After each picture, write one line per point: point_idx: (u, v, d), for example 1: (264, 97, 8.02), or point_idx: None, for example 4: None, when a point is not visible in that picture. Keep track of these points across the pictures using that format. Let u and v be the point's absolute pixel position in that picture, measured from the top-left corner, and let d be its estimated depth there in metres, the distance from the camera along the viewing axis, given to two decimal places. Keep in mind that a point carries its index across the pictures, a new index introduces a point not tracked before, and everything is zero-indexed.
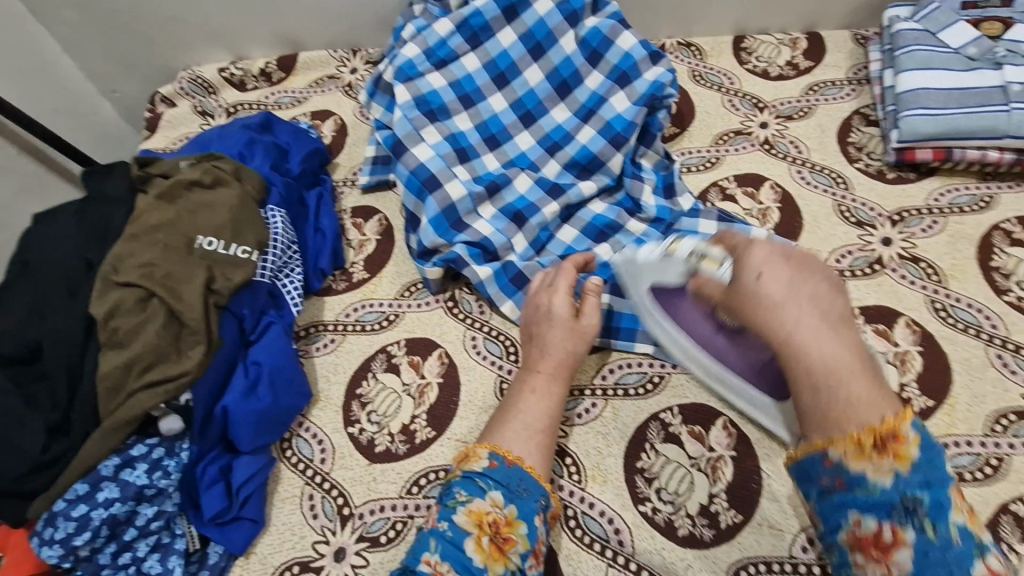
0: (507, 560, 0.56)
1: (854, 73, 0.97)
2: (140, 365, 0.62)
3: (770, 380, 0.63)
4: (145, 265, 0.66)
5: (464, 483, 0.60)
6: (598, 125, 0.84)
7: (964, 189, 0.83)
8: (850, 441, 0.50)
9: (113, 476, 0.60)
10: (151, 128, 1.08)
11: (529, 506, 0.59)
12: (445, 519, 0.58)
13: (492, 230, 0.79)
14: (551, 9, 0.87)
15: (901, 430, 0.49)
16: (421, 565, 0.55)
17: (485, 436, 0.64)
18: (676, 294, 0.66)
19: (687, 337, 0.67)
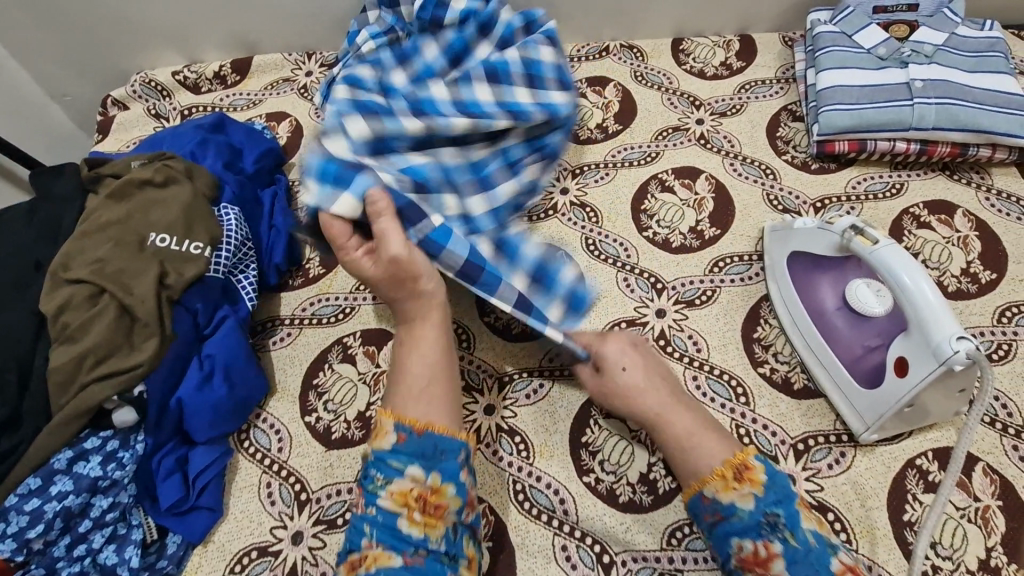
0: (446, 520, 0.56)
1: (782, 72, 1.05)
2: (93, 358, 0.63)
3: (871, 365, 0.69)
4: (95, 262, 0.67)
5: (378, 465, 0.58)
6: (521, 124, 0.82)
7: (878, 177, 0.90)
8: (717, 477, 0.57)
9: (67, 469, 0.61)
10: (102, 132, 1.07)
11: (450, 465, 0.58)
12: (374, 504, 0.56)
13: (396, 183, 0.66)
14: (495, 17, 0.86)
15: (748, 462, 0.57)
16: (359, 552, 0.55)
17: (386, 405, 0.61)
18: (813, 268, 0.75)
19: (804, 302, 0.75)
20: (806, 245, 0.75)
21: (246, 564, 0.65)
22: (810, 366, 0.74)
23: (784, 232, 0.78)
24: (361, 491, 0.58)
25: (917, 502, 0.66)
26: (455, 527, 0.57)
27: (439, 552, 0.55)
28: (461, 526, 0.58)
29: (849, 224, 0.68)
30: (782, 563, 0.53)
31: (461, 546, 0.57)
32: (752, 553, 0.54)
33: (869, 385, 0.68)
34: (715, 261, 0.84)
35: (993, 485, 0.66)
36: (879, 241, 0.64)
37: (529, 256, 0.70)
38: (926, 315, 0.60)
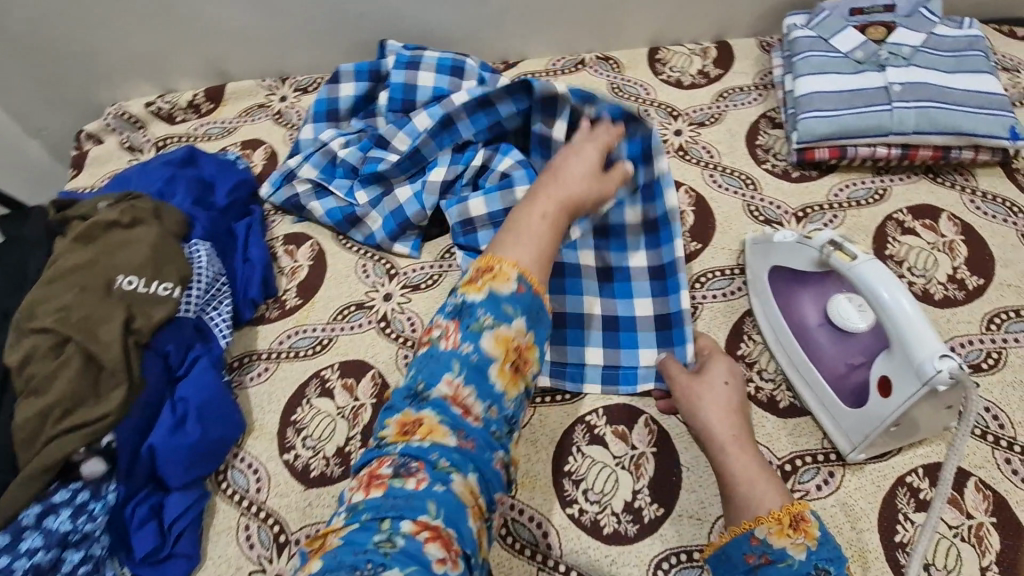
0: (522, 384, 0.59)
1: (760, 79, 1.03)
2: (58, 411, 0.62)
3: (857, 385, 0.67)
4: (60, 309, 0.66)
5: (489, 306, 0.58)
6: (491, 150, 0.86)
7: (860, 183, 0.89)
8: (773, 519, 0.57)
9: (35, 525, 0.59)
10: (77, 166, 1.06)
11: (545, 332, 0.61)
12: (469, 342, 0.57)
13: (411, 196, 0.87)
14: (434, 78, 0.93)
15: (805, 513, 0.57)
16: (443, 385, 0.56)
17: (499, 254, 0.62)
18: (793, 283, 0.73)
19: (786, 318, 0.73)
20: (785, 260, 0.73)
21: None
22: (796, 385, 0.72)
23: (764, 246, 0.76)
24: (455, 326, 0.59)
25: (908, 522, 0.64)
26: (525, 393, 0.60)
27: (505, 412, 0.57)
28: (527, 394, 0.60)
29: (829, 240, 0.66)
30: None
31: (521, 417, 0.59)
32: None
33: (856, 404, 0.66)
34: (698, 275, 0.83)
35: (986, 501, 0.64)
36: (857, 257, 0.62)
37: (641, 288, 0.80)
38: (908, 334, 0.58)
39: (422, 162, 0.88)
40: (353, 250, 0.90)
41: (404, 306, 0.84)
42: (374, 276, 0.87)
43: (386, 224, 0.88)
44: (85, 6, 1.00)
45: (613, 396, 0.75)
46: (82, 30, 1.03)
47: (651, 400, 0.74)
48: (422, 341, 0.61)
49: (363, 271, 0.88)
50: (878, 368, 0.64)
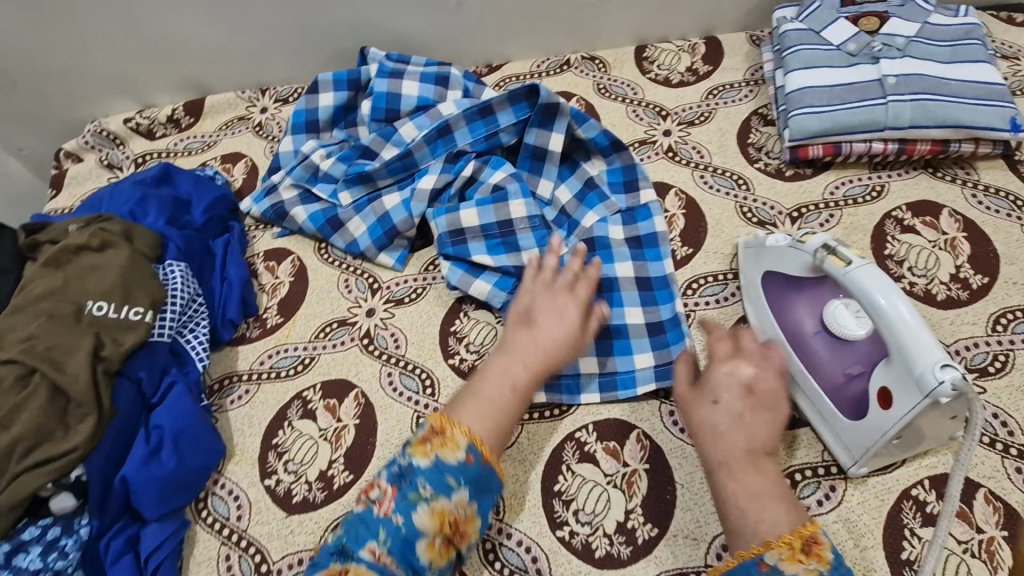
0: (452, 554, 0.60)
1: (751, 74, 1.00)
2: (24, 445, 0.58)
3: (856, 396, 0.63)
4: (27, 339, 0.64)
5: (431, 476, 0.59)
6: (484, 159, 0.85)
7: (856, 180, 0.86)
8: (783, 544, 0.52)
9: (5, 564, 0.58)
10: (57, 186, 1.04)
11: (487, 505, 0.62)
12: (403, 514, 0.58)
13: (397, 206, 0.84)
14: (420, 85, 0.91)
15: (818, 535, 0.53)
16: (365, 551, 0.56)
17: (456, 417, 0.63)
18: (788, 288, 0.70)
19: (782, 326, 0.70)
20: (780, 265, 0.70)
21: None
22: (795, 395, 0.69)
23: (757, 249, 0.74)
24: (393, 492, 0.59)
25: (915, 537, 0.61)
26: (456, 560, 0.60)
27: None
28: (455, 562, 0.61)
29: (822, 244, 0.63)
30: None
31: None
32: None
33: (855, 415, 0.63)
34: (690, 281, 0.81)
35: (997, 514, 0.61)
36: (852, 262, 0.60)
37: (632, 297, 0.79)
38: (907, 341, 0.55)
39: (412, 167, 0.86)
40: (335, 264, 0.87)
41: (387, 321, 0.82)
42: (357, 291, 0.85)
43: (371, 230, 0.85)
44: (57, 23, 0.98)
45: (603, 411, 0.72)
46: (57, 48, 1.01)
47: (642, 414, 0.71)
48: (361, 494, 0.61)
49: (346, 286, 0.86)
50: (876, 377, 0.61)
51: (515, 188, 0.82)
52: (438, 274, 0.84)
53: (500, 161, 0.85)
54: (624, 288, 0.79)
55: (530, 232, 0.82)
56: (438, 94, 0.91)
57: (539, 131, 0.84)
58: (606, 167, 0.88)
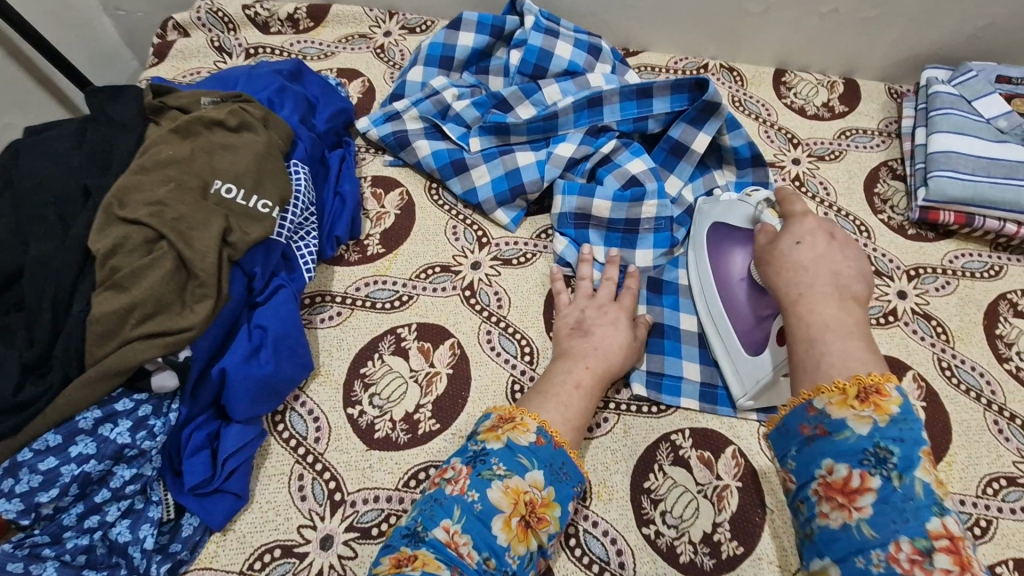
0: (531, 541, 0.56)
1: (885, 125, 0.99)
2: (139, 313, 0.56)
3: (761, 336, 0.68)
4: (153, 203, 0.60)
5: (504, 456, 0.58)
6: (624, 143, 0.83)
7: (976, 255, 0.86)
8: (834, 388, 0.48)
9: (91, 430, 0.54)
10: (159, 56, 0.99)
11: (567, 492, 0.59)
12: (477, 490, 0.56)
13: (527, 166, 0.82)
14: (572, 51, 0.88)
15: (884, 387, 0.47)
16: (439, 529, 0.53)
17: (526, 407, 0.63)
18: (725, 235, 0.74)
19: (714, 268, 0.73)
20: (724, 216, 0.75)
21: (267, 563, 0.59)
22: (708, 332, 0.73)
23: (710, 204, 0.78)
24: (467, 471, 0.57)
25: None
26: (536, 552, 0.56)
27: (506, 568, 0.54)
28: (537, 556, 0.57)
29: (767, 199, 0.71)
30: (872, 499, 0.44)
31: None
32: (841, 480, 0.46)
33: (754, 351, 0.68)
34: None
35: None
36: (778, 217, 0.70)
37: None
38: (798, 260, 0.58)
39: (551, 131, 0.83)
40: (444, 208, 0.84)
41: (492, 278, 0.79)
42: (464, 241, 0.81)
43: (496, 183, 0.82)
44: None
45: (702, 419, 0.71)
46: None
47: (741, 433, 0.70)
48: (432, 480, 0.59)
49: (453, 233, 0.82)
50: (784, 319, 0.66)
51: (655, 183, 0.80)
52: (550, 244, 0.82)
53: (640, 149, 0.83)
54: None
55: (653, 232, 0.80)
56: (586, 63, 0.88)
57: (687, 127, 0.82)
58: (736, 178, 0.85)
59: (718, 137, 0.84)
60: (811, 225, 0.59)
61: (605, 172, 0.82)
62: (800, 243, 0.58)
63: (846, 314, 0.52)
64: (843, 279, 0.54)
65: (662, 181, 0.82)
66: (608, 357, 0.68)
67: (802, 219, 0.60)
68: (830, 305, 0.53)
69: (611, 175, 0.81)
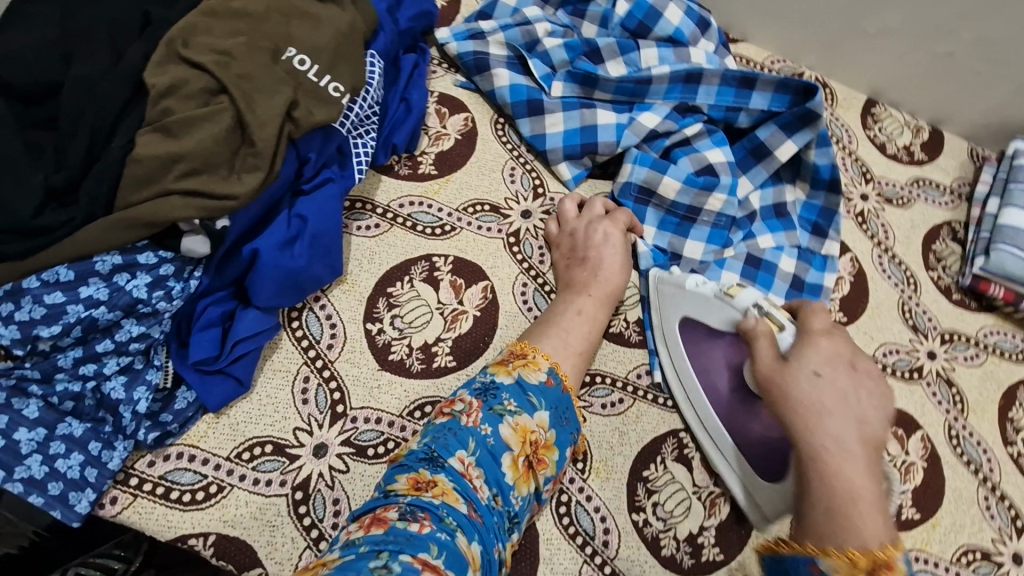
0: (533, 483, 0.55)
1: (958, 185, 0.97)
2: (185, 165, 0.51)
3: (767, 459, 0.62)
4: (221, 53, 0.55)
5: (515, 392, 0.56)
6: (708, 130, 0.79)
7: (1009, 336, 0.85)
8: (845, 556, 0.44)
9: (106, 276, 0.51)
10: None
11: (568, 437, 0.58)
12: (490, 424, 0.54)
13: (606, 125, 0.77)
14: (683, 18, 0.82)
15: (895, 562, 0.43)
16: (454, 460, 0.51)
17: (532, 343, 0.62)
18: (706, 336, 0.67)
19: (701, 381, 0.67)
20: (696, 312, 0.67)
21: (254, 456, 0.57)
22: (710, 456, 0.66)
23: (674, 291, 0.69)
24: (478, 404, 0.55)
25: None
26: (534, 495, 0.55)
27: (510, 508, 0.52)
28: (534, 499, 0.55)
29: (753, 303, 0.62)
30: None
31: (522, 521, 0.54)
32: None
33: (768, 478, 0.62)
34: None
35: None
36: (784, 326, 0.59)
37: None
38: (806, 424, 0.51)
39: (638, 96, 0.78)
40: (506, 145, 0.79)
41: (541, 232, 0.76)
42: (520, 185, 0.77)
43: (568, 135, 0.77)
44: None
45: None
46: None
47: None
48: (439, 410, 0.57)
49: (510, 175, 0.78)
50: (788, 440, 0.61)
51: (727, 181, 0.76)
52: None
53: (723, 140, 0.79)
54: None
55: (710, 227, 0.77)
56: (694, 35, 0.82)
57: (777, 131, 0.78)
58: (805, 198, 0.83)
59: (803, 150, 0.81)
60: (827, 353, 0.55)
61: (682, 154, 0.78)
62: (818, 375, 0.53)
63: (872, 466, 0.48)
64: (867, 426, 0.50)
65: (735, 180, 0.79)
66: (610, 281, 0.68)
67: (817, 342, 0.56)
68: (845, 451, 0.48)
69: (687, 161, 0.77)
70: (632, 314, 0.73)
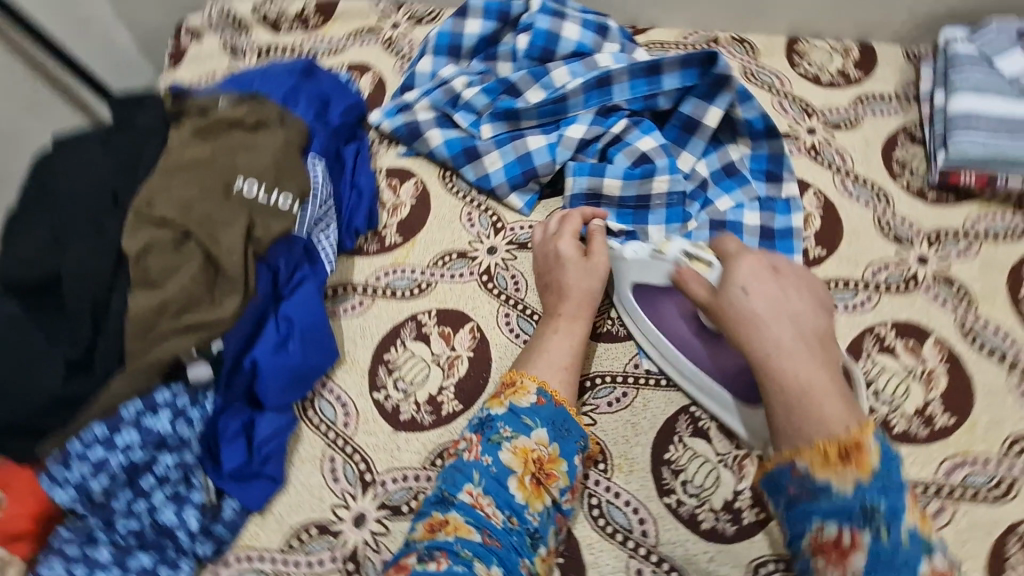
0: (547, 497, 0.58)
1: (903, 90, 0.97)
2: (176, 306, 0.59)
3: (743, 382, 0.66)
4: (180, 202, 0.62)
5: (509, 419, 0.60)
6: (633, 121, 0.83)
7: (997, 219, 0.84)
8: (816, 452, 0.52)
9: (134, 422, 0.57)
10: (175, 62, 1.01)
11: (574, 445, 0.61)
12: (490, 454, 0.58)
13: (539, 148, 0.82)
14: (581, 31, 0.88)
15: (862, 441, 0.51)
16: (462, 495, 0.56)
17: (524, 368, 0.65)
18: (658, 294, 0.71)
19: (665, 333, 0.70)
20: (641, 275, 0.70)
21: (304, 541, 0.62)
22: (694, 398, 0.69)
23: (617, 262, 0.72)
24: (478, 439, 0.60)
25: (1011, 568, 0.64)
26: (552, 509, 0.58)
27: (528, 525, 0.56)
28: (554, 512, 0.59)
29: (682, 249, 0.66)
30: (863, 557, 0.50)
31: (546, 534, 0.57)
32: (833, 539, 0.52)
33: (748, 398, 0.66)
34: (820, 282, 0.80)
35: None
36: (711, 265, 0.64)
37: None
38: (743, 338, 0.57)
39: (561, 113, 0.84)
40: (458, 195, 0.84)
41: (509, 263, 0.80)
42: (480, 227, 0.82)
43: (508, 168, 0.83)
44: None
45: None
46: None
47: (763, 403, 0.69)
48: (448, 454, 0.62)
49: (468, 220, 0.83)
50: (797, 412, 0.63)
51: (665, 162, 0.80)
52: None
53: (651, 126, 0.82)
54: None
55: (665, 208, 0.80)
56: (596, 42, 0.88)
57: (697, 103, 0.82)
58: (751, 151, 0.85)
59: (730, 110, 0.84)
60: (751, 269, 0.60)
61: (615, 150, 0.82)
62: (747, 291, 0.58)
63: (816, 361, 0.55)
64: (800, 319, 0.57)
65: (674, 157, 0.82)
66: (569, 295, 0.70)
67: (738, 260, 0.61)
68: (801, 360, 0.54)
69: (622, 157, 0.81)
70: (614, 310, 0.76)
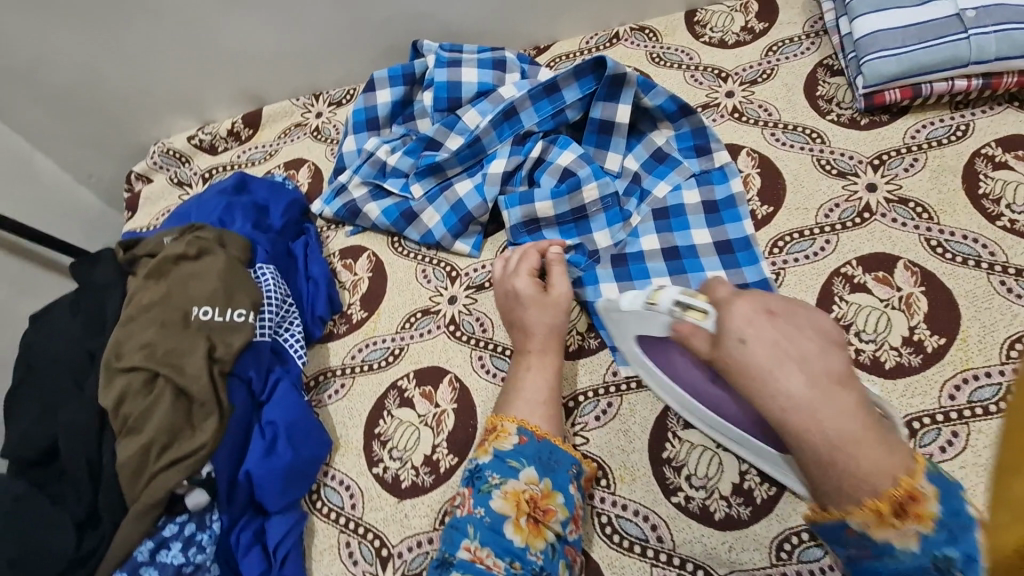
0: (547, 534, 0.59)
1: (810, 26, 0.96)
2: (157, 446, 0.63)
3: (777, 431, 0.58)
4: (145, 346, 0.67)
5: (496, 465, 0.62)
6: (548, 140, 0.85)
7: (938, 122, 0.83)
8: (867, 511, 0.47)
9: (150, 560, 0.62)
10: (133, 208, 1.08)
11: (565, 475, 0.63)
12: (482, 505, 0.60)
13: (468, 192, 0.85)
14: (479, 72, 0.91)
15: (916, 491, 0.46)
16: (462, 552, 0.58)
17: (504, 411, 0.67)
18: (663, 344, 0.63)
19: (680, 384, 0.63)
20: (640, 328, 0.62)
21: None
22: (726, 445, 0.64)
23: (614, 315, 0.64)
24: (470, 491, 0.62)
25: None
26: (558, 543, 0.60)
27: (533, 565, 0.58)
28: (561, 546, 0.60)
29: (674, 299, 0.56)
30: None
31: (555, 570, 0.58)
32: None
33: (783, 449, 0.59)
34: (776, 238, 0.80)
35: None
36: (709, 314, 0.54)
37: (711, 259, 0.79)
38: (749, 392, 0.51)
39: (481, 153, 0.87)
40: (409, 256, 0.87)
41: (471, 307, 0.82)
42: (436, 281, 0.85)
43: (446, 219, 0.85)
44: (120, 37, 0.96)
45: None
46: (119, 75, 1.01)
47: None
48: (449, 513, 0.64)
49: (424, 277, 0.85)
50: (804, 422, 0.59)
51: (588, 170, 0.81)
52: None
53: (567, 140, 0.85)
54: (702, 253, 0.79)
55: (602, 212, 0.82)
56: (497, 78, 0.91)
57: (604, 104, 0.83)
58: (674, 133, 0.86)
59: (639, 102, 0.85)
60: (745, 314, 0.52)
61: (540, 173, 0.84)
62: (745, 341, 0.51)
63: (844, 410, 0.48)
64: (813, 362, 0.49)
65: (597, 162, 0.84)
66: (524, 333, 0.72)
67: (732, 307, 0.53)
68: (823, 409, 0.48)
69: (547, 177, 0.83)
70: (581, 325, 0.77)
